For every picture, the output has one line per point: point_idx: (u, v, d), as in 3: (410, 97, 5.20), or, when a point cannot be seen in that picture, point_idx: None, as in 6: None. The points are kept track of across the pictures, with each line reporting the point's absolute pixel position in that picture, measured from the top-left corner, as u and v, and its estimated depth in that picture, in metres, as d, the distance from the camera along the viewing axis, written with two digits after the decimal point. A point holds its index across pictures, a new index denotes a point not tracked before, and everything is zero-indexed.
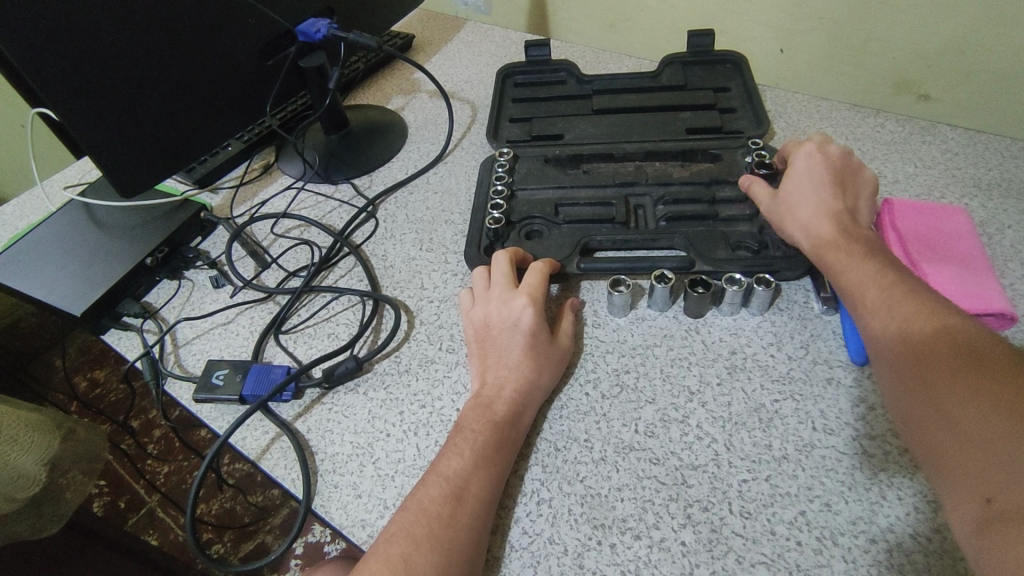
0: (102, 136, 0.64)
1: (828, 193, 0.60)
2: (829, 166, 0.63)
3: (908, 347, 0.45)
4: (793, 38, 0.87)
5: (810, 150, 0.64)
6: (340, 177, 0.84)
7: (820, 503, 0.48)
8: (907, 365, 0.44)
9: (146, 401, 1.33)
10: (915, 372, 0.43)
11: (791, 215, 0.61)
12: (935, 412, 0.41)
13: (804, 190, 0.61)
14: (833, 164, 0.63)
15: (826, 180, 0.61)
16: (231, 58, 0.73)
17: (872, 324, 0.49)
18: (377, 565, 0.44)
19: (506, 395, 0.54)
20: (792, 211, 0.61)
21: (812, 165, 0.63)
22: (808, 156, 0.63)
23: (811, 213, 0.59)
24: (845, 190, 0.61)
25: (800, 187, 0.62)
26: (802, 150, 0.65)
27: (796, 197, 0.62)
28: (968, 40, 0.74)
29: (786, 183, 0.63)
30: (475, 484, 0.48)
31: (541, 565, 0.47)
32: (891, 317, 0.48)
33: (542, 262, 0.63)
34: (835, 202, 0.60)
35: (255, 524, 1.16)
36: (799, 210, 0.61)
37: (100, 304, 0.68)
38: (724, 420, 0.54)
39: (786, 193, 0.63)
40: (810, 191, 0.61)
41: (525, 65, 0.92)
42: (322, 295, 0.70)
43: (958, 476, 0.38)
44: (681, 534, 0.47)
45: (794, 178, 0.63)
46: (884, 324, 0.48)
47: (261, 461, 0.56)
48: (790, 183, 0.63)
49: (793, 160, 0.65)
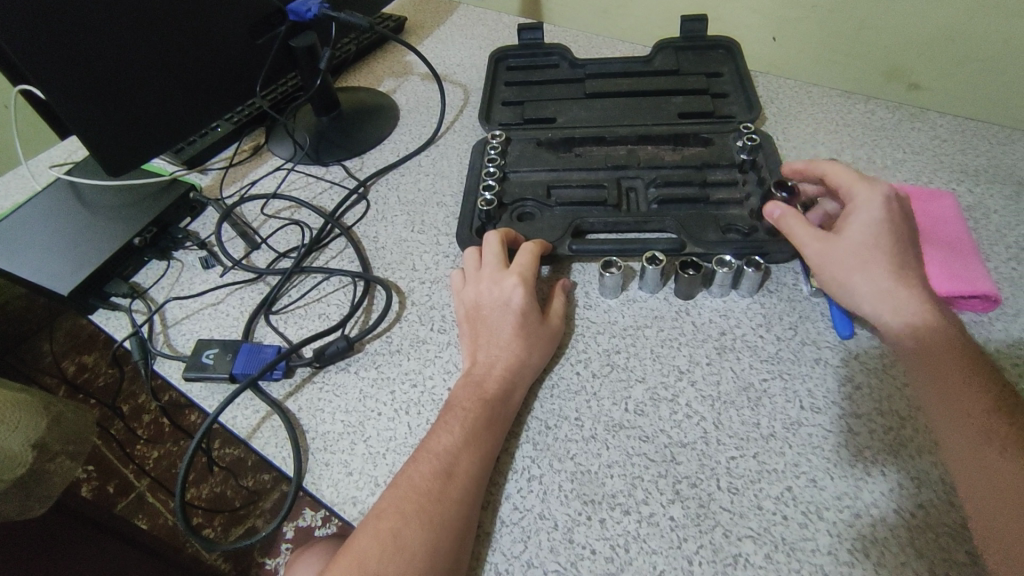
0: (90, 115, 0.63)
1: (906, 251, 0.53)
2: (903, 217, 0.54)
3: (928, 347, 0.48)
4: (785, 26, 0.87)
5: (886, 194, 0.55)
6: (331, 159, 0.83)
7: (806, 478, 0.49)
8: (931, 363, 0.47)
9: (135, 386, 1.32)
10: (940, 373, 0.46)
11: (867, 269, 0.52)
12: (957, 409, 0.44)
13: (885, 243, 0.52)
14: (905, 215, 0.55)
15: (903, 235, 0.53)
16: (220, 38, 0.72)
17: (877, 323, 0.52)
18: (367, 538, 0.44)
19: (496, 372, 0.54)
20: (868, 266, 0.52)
21: (891, 215, 0.54)
22: (886, 203, 0.54)
23: (893, 273, 0.51)
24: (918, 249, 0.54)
25: (879, 237, 0.53)
26: (875, 190, 0.55)
27: (873, 249, 0.52)
28: (958, 29, 0.75)
29: (855, 227, 0.54)
30: (465, 459, 0.48)
31: (532, 539, 0.47)
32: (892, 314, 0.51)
33: (534, 243, 0.63)
34: (915, 266, 0.52)
35: (246, 508, 1.16)
36: (877, 263, 0.52)
37: (88, 284, 0.67)
38: (712, 398, 0.54)
39: (862, 241, 0.53)
40: (889, 246, 0.52)
41: (518, 49, 0.92)
42: (313, 276, 0.70)
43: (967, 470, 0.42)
44: (670, 509, 0.48)
45: (871, 226, 0.53)
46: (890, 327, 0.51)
47: (251, 440, 0.56)
48: (860, 230, 0.54)
49: (865, 200, 0.55)
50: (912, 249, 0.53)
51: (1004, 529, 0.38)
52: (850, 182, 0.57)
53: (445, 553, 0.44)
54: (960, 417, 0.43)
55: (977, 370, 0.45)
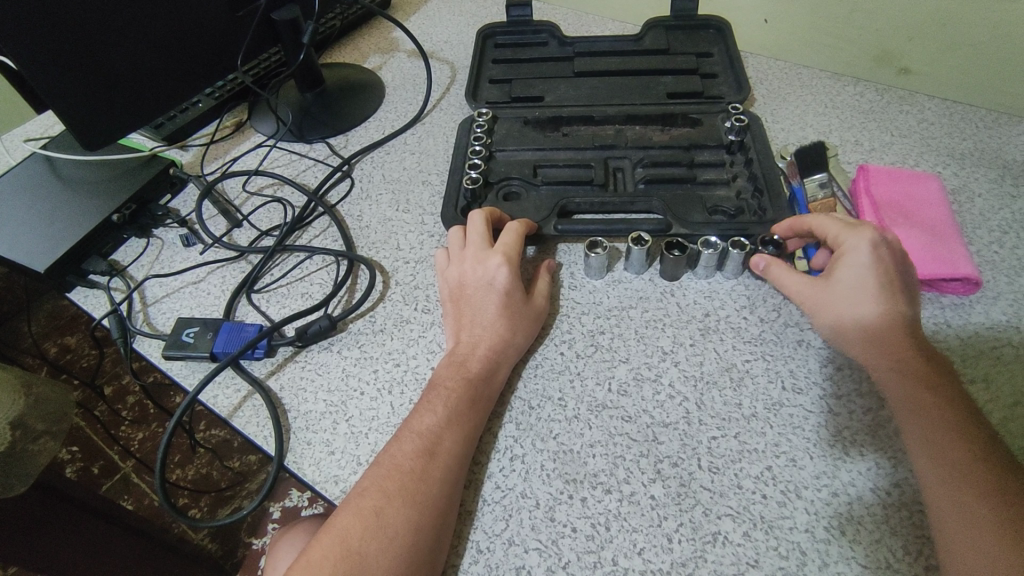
0: (63, 85, 0.61)
1: (896, 296, 0.51)
2: (893, 259, 0.53)
3: (906, 371, 0.48)
4: (776, 6, 0.86)
5: (873, 238, 0.53)
6: (315, 136, 0.82)
7: (786, 458, 0.49)
8: (920, 392, 0.46)
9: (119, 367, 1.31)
10: (924, 398, 0.46)
11: (854, 316, 0.52)
12: (937, 414, 0.45)
13: (873, 291, 0.51)
14: (896, 257, 0.53)
15: (892, 280, 0.52)
16: (199, 9, 0.70)
17: (840, 329, 0.53)
18: (349, 518, 0.44)
19: (480, 352, 0.54)
20: (855, 314, 0.52)
21: (880, 263, 0.52)
22: (874, 247, 0.52)
23: (884, 318, 0.51)
24: (912, 289, 0.52)
25: (865, 289, 0.52)
26: (861, 238, 0.53)
27: (860, 301, 0.52)
28: (947, 13, 0.74)
29: (843, 276, 0.53)
30: (449, 439, 0.48)
31: (514, 518, 0.48)
32: (850, 320, 0.52)
33: (519, 222, 0.62)
34: (906, 313, 0.51)
35: (231, 489, 1.16)
36: (865, 308, 0.51)
37: (64, 261, 0.66)
38: (696, 379, 0.55)
39: (850, 291, 0.52)
40: (877, 292, 0.51)
41: (507, 25, 0.90)
42: (296, 255, 0.69)
43: (931, 446, 0.44)
44: (651, 488, 0.48)
45: (858, 279, 0.52)
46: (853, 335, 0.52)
47: (232, 419, 0.56)
48: (850, 281, 0.52)
49: (851, 250, 0.53)
50: (904, 292, 0.52)
51: (978, 510, 0.40)
52: (836, 228, 0.55)
53: (427, 531, 0.44)
54: (949, 444, 0.43)
55: (959, 401, 0.46)
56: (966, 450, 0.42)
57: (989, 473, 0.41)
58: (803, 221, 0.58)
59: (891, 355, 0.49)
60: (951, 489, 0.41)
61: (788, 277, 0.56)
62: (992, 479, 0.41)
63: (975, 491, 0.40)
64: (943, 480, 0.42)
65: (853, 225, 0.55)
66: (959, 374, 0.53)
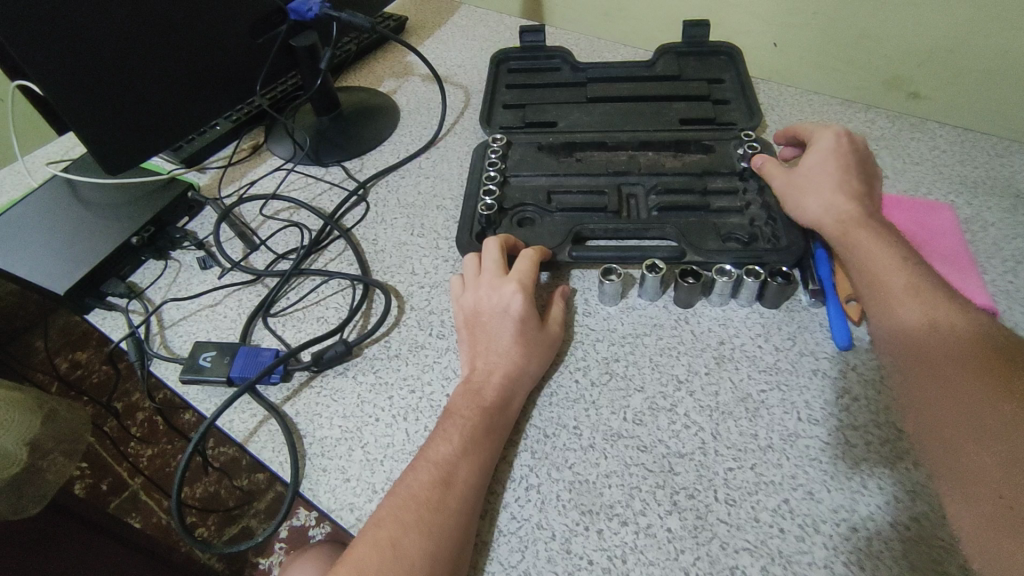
0: (88, 112, 0.62)
1: (850, 175, 0.62)
2: (854, 152, 0.64)
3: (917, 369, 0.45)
4: (786, 32, 0.87)
5: (838, 134, 0.65)
6: (330, 160, 0.83)
7: (803, 491, 0.49)
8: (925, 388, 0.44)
9: (129, 383, 1.32)
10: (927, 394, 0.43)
11: (813, 188, 0.61)
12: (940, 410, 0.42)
13: (829, 169, 0.62)
14: (858, 152, 0.64)
15: (849, 166, 0.62)
16: (221, 37, 0.71)
17: (807, 202, 0.62)
18: (365, 550, 0.44)
19: (495, 380, 0.54)
20: (819, 183, 0.61)
21: (840, 148, 0.64)
22: (837, 139, 0.65)
23: (839, 194, 0.60)
24: (868, 177, 0.63)
25: (828, 168, 0.62)
26: (829, 133, 0.65)
27: (822, 175, 0.62)
28: (957, 40, 0.75)
29: (811, 160, 0.64)
30: (464, 469, 0.48)
31: (529, 549, 0.47)
32: (817, 191, 0.61)
33: (533, 250, 0.63)
34: (858, 188, 0.61)
35: (240, 508, 1.16)
36: (822, 186, 0.61)
37: (84, 283, 0.67)
38: (711, 409, 0.55)
39: (815, 168, 0.63)
40: (832, 175, 0.62)
41: (520, 51, 0.92)
42: (312, 279, 0.69)
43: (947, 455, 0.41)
44: (667, 521, 0.48)
45: (822, 159, 0.63)
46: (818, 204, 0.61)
47: (248, 444, 0.56)
48: (815, 160, 0.64)
49: (820, 141, 0.65)
50: (859, 176, 0.62)
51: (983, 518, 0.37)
52: (814, 132, 0.68)
53: (443, 561, 0.44)
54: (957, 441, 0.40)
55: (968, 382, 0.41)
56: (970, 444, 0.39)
57: (991, 450, 0.38)
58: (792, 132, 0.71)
59: (842, 218, 0.58)
60: (959, 464, 0.40)
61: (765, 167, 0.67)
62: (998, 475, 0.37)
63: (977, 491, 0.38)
64: (950, 462, 0.40)
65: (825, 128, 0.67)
66: None
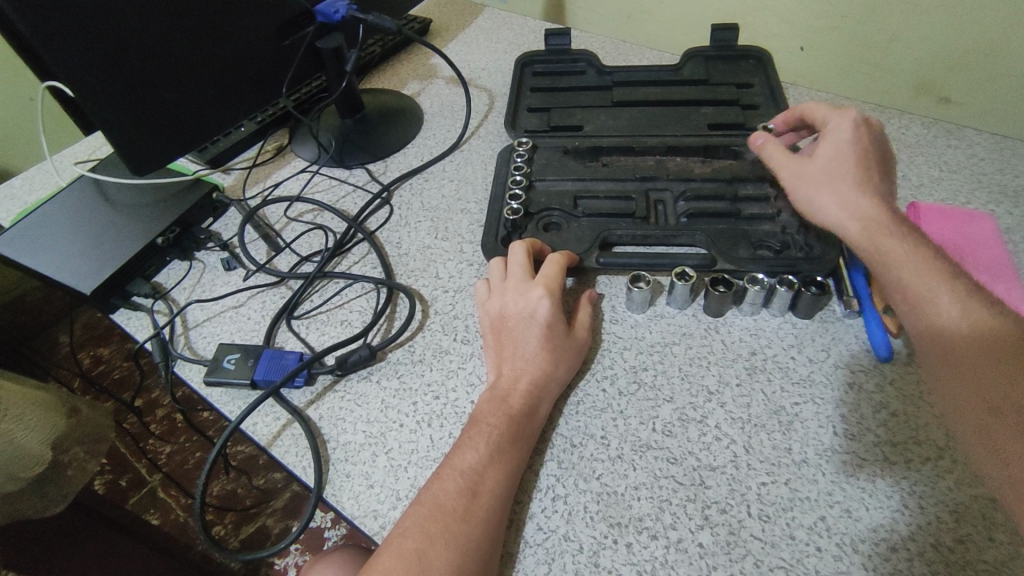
0: (117, 114, 0.63)
1: (870, 169, 0.57)
2: (870, 140, 0.60)
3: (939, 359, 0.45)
4: (815, 36, 0.86)
5: (856, 120, 0.61)
6: (355, 162, 0.82)
7: (840, 508, 0.47)
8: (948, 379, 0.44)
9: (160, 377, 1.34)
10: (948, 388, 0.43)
11: (832, 184, 0.56)
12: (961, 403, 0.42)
13: (851, 161, 0.57)
14: (875, 140, 0.60)
15: (870, 158, 0.58)
16: (248, 38, 0.71)
17: (824, 197, 0.57)
18: (389, 561, 0.43)
19: (522, 387, 0.53)
20: (836, 179, 0.57)
21: (857, 136, 0.59)
22: (856, 126, 0.60)
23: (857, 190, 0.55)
24: (883, 169, 0.58)
25: (844, 157, 0.58)
26: (847, 119, 0.61)
27: (836, 167, 0.57)
28: (996, 45, 0.73)
29: (825, 148, 0.59)
30: (490, 477, 0.47)
31: (556, 561, 0.46)
32: (833, 185, 0.57)
33: (560, 254, 0.62)
34: (876, 183, 0.56)
35: (256, 507, 1.16)
36: (839, 180, 0.56)
37: (109, 283, 0.67)
38: (743, 421, 0.53)
39: (831, 157, 0.58)
40: (850, 165, 0.57)
41: (546, 54, 0.91)
42: (336, 282, 0.69)
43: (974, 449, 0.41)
44: (698, 535, 0.47)
45: (838, 148, 0.59)
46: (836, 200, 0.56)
47: (271, 448, 0.56)
48: (830, 149, 0.59)
49: (836, 130, 0.60)
50: (876, 167, 0.58)
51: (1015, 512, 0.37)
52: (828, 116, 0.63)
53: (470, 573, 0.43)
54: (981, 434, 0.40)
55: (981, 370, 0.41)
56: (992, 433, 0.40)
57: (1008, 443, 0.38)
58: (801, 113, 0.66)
59: (870, 218, 0.53)
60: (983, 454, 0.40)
61: (774, 155, 0.63)
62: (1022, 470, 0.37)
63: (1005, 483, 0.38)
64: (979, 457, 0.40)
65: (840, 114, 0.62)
66: None
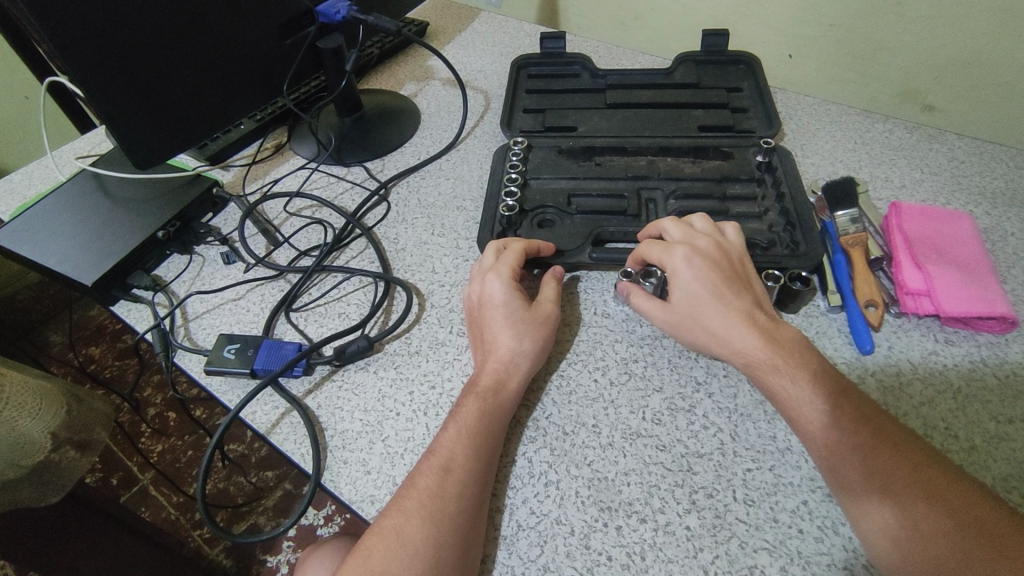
0: (120, 108, 0.64)
1: (726, 294, 0.56)
2: (712, 260, 0.58)
3: (837, 416, 0.47)
4: (801, 44, 0.88)
5: (686, 253, 0.58)
6: (353, 160, 0.84)
7: (822, 493, 0.49)
8: (836, 433, 0.46)
9: (155, 373, 1.35)
10: (838, 439, 0.46)
11: (705, 322, 0.56)
12: (856, 451, 0.45)
13: (702, 299, 0.56)
14: (713, 258, 0.58)
15: (720, 283, 0.57)
16: (250, 38, 0.73)
17: (711, 347, 0.56)
18: (375, 539, 0.45)
19: (490, 365, 0.55)
20: (710, 327, 0.55)
21: (700, 270, 0.57)
22: (689, 260, 0.58)
23: (729, 329, 0.54)
24: (737, 281, 0.57)
25: (699, 301, 0.56)
26: (676, 256, 0.59)
27: (699, 311, 0.56)
28: (974, 54, 0.76)
29: (677, 295, 0.58)
30: (460, 451, 0.49)
31: (548, 543, 0.48)
32: (707, 332, 0.55)
33: (522, 243, 0.64)
34: (741, 301, 0.56)
35: (248, 505, 1.16)
36: (708, 323, 0.55)
37: (110, 275, 0.68)
38: (730, 411, 0.55)
39: (687, 305, 0.57)
40: (710, 305, 0.56)
41: (540, 57, 0.93)
42: (334, 276, 0.70)
43: (863, 484, 0.44)
44: (686, 519, 0.48)
45: (688, 293, 0.57)
46: (720, 347, 0.55)
47: (271, 435, 0.57)
48: (681, 295, 0.57)
49: (675, 273, 0.58)
50: (732, 288, 0.57)
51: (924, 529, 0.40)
52: (656, 251, 0.61)
53: (447, 546, 0.44)
54: (880, 471, 0.44)
55: (866, 422, 0.46)
56: (893, 466, 0.44)
57: (904, 482, 0.43)
58: (635, 251, 0.63)
59: (753, 352, 0.53)
60: (881, 488, 0.43)
61: (640, 300, 0.61)
62: (928, 496, 0.42)
63: (914, 509, 0.41)
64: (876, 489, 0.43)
65: (669, 243, 0.61)
66: (1000, 413, 0.53)
